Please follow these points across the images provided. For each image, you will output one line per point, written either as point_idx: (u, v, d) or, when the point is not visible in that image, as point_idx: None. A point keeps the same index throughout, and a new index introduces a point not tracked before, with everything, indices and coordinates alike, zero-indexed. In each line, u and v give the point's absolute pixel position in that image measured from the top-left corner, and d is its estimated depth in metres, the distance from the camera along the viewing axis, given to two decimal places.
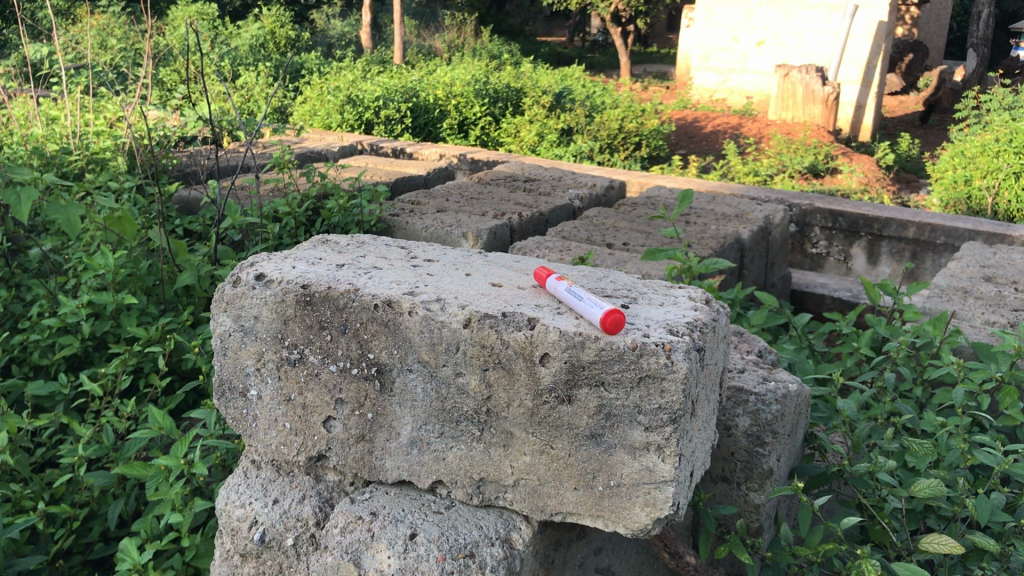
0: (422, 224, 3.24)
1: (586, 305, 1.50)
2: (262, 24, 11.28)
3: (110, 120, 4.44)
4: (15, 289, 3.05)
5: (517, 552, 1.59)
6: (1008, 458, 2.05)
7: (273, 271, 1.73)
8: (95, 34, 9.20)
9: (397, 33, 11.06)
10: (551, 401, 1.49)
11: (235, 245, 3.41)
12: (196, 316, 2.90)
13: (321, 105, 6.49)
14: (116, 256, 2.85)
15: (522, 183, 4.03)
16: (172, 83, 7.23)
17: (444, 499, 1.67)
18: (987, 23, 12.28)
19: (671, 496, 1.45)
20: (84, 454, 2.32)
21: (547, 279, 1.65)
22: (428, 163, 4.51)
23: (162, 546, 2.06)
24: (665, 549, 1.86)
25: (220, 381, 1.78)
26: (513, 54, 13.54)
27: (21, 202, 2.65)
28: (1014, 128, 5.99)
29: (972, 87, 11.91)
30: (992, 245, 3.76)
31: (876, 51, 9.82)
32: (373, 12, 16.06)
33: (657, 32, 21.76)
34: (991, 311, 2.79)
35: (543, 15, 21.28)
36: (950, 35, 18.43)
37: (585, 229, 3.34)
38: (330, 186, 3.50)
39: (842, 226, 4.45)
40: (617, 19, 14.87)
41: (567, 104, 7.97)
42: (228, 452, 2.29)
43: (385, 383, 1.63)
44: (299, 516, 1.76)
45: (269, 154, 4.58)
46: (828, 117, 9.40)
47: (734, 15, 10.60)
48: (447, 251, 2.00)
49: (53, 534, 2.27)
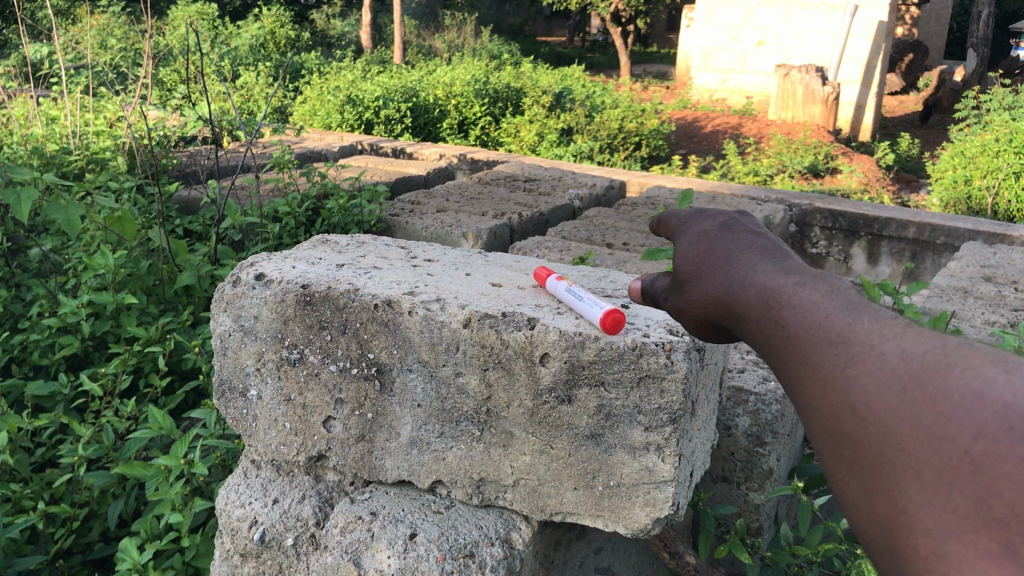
0: (422, 224, 3.23)
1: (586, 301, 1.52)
2: (262, 24, 11.31)
3: (110, 120, 4.45)
4: (15, 290, 3.06)
5: (516, 552, 1.59)
6: None
7: (273, 271, 1.73)
8: (95, 34, 9.22)
9: (397, 33, 11.06)
10: (551, 400, 1.49)
11: (235, 245, 3.42)
12: (196, 316, 2.90)
13: (321, 105, 6.50)
14: (116, 256, 2.84)
15: (522, 183, 4.03)
16: (172, 83, 7.23)
17: (444, 499, 1.67)
18: (987, 23, 12.26)
19: (671, 496, 1.45)
20: (84, 454, 2.31)
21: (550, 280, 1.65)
22: (428, 163, 4.51)
23: (162, 546, 2.06)
24: (665, 549, 1.86)
25: (220, 381, 1.79)
26: (514, 54, 13.54)
27: (21, 202, 2.64)
28: (1014, 128, 6.00)
29: (972, 87, 11.92)
30: (992, 245, 3.76)
31: (876, 51, 9.83)
32: (374, 13, 16.10)
33: (657, 31, 21.78)
34: (992, 311, 2.79)
35: (544, 14, 21.27)
36: (950, 35, 18.38)
37: (585, 230, 3.34)
38: (330, 186, 3.50)
39: (842, 226, 4.44)
40: (618, 19, 14.86)
41: (567, 104, 7.98)
42: (228, 451, 2.30)
43: (385, 383, 1.63)
44: (299, 516, 1.76)
45: (269, 154, 4.59)
46: (828, 117, 9.40)
47: (733, 15, 10.60)
48: (447, 251, 2.00)
49: (53, 534, 2.26)
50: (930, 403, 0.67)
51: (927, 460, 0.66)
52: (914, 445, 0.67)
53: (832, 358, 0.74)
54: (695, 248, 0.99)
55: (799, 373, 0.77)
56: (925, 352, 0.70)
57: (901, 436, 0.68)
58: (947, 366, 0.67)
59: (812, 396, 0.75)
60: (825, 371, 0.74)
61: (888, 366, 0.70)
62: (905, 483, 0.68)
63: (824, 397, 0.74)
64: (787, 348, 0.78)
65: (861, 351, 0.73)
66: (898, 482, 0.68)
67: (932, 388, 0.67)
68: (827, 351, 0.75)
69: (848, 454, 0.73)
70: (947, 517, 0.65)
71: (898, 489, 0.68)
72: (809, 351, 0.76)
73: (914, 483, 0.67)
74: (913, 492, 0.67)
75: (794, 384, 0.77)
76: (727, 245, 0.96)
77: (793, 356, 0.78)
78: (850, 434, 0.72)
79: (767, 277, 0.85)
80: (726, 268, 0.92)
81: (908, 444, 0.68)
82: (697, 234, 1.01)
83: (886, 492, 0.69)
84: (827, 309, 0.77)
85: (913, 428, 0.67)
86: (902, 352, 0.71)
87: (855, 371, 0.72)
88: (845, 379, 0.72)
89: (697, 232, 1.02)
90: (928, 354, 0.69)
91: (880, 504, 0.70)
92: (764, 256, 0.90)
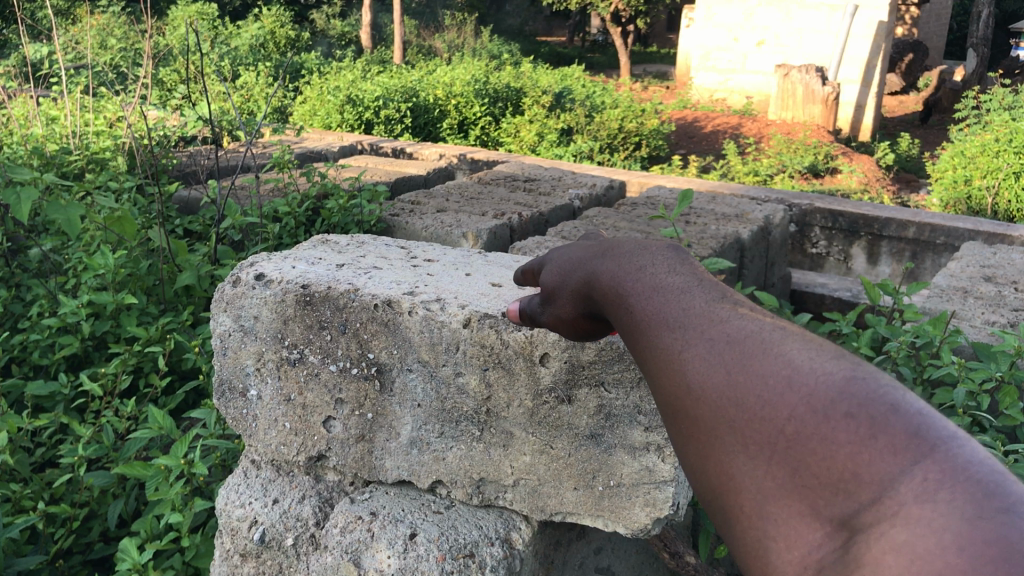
0: (422, 224, 3.23)
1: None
2: (262, 24, 11.31)
3: (109, 120, 4.44)
4: (15, 290, 3.06)
5: (516, 552, 1.59)
6: (1007, 458, 2.05)
7: (273, 271, 1.73)
8: (95, 34, 9.21)
9: (398, 33, 11.06)
10: (551, 400, 1.49)
11: (235, 245, 3.42)
12: (196, 316, 2.90)
13: (321, 105, 6.50)
14: (116, 256, 2.84)
15: (522, 183, 4.03)
16: (172, 83, 7.22)
17: (443, 499, 1.68)
18: (987, 23, 12.25)
19: (671, 496, 1.45)
20: (83, 454, 2.31)
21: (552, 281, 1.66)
22: (428, 163, 4.51)
23: (162, 546, 2.06)
24: (665, 548, 1.87)
25: (220, 381, 1.79)
26: (514, 54, 13.52)
27: (21, 201, 2.65)
28: (1014, 128, 6.00)
29: (972, 87, 11.91)
30: (991, 245, 3.76)
31: (875, 51, 9.83)
32: (374, 13, 16.08)
33: (657, 31, 21.78)
34: (992, 311, 2.79)
35: (544, 14, 21.27)
36: (950, 35, 18.37)
37: (585, 229, 3.34)
38: (330, 186, 3.50)
39: (842, 226, 4.45)
40: (618, 19, 14.85)
41: (566, 104, 7.99)
42: (228, 452, 2.30)
43: (385, 383, 1.63)
44: (299, 516, 1.76)
45: (269, 154, 4.59)
46: (828, 117, 9.41)
47: (733, 15, 10.61)
48: (447, 251, 2.00)
49: (53, 534, 2.26)
50: (749, 384, 0.78)
51: (750, 434, 0.76)
52: (738, 422, 0.77)
53: (674, 344, 0.86)
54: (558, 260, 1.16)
55: (649, 359, 0.88)
56: (746, 339, 0.81)
57: (727, 413, 0.79)
58: (765, 352, 0.79)
59: (658, 378, 0.86)
60: (670, 356, 0.86)
61: (716, 350, 0.82)
62: (733, 455, 0.78)
63: (668, 378, 0.85)
64: (641, 337, 0.91)
65: (695, 339, 0.85)
66: (727, 455, 0.78)
67: (751, 370, 0.78)
68: (670, 337, 0.87)
69: (688, 429, 0.83)
70: (769, 485, 0.75)
71: (729, 461, 0.78)
72: (657, 340, 0.88)
73: (740, 455, 0.77)
74: (741, 464, 0.77)
75: (647, 370, 0.89)
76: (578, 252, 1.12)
77: (645, 343, 0.90)
78: (687, 410, 0.83)
79: (620, 274, 0.99)
80: (585, 266, 1.07)
81: (734, 420, 0.78)
82: (559, 249, 1.17)
83: (717, 462, 0.80)
84: (670, 303, 0.90)
85: (737, 407, 0.78)
86: (726, 337, 0.82)
87: (692, 356, 0.84)
88: (684, 363, 0.84)
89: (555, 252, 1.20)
90: (751, 341, 0.80)
91: (717, 472, 0.80)
92: (610, 252, 1.04)
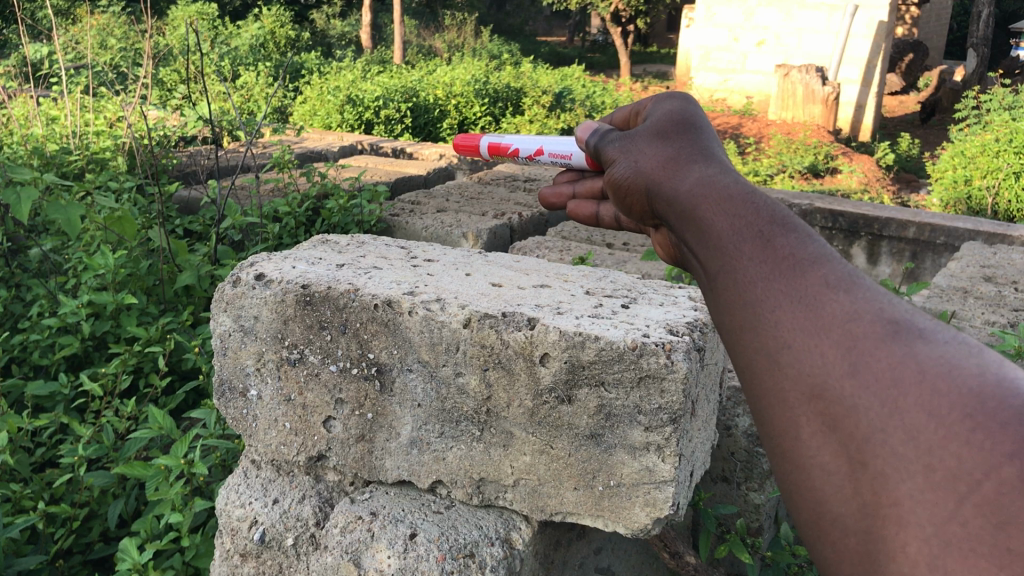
0: (422, 224, 3.23)
1: (553, 146, 1.45)
2: (262, 24, 11.33)
3: (109, 120, 4.46)
4: (15, 290, 3.07)
5: (516, 552, 1.59)
6: None
7: (273, 271, 1.73)
8: (95, 34, 9.22)
9: (398, 33, 11.05)
10: (551, 401, 1.49)
11: (235, 245, 3.43)
12: (196, 316, 2.91)
13: (321, 105, 6.51)
14: (116, 256, 2.83)
15: (521, 184, 4.04)
16: (172, 83, 7.23)
17: (444, 499, 1.68)
18: (987, 22, 12.18)
19: (671, 496, 1.45)
20: (83, 454, 2.31)
21: (493, 146, 1.61)
22: (428, 163, 4.52)
23: (162, 546, 2.06)
24: (665, 548, 1.87)
25: (220, 381, 1.79)
26: (513, 54, 13.46)
27: (21, 202, 2.65)
28: (1014, 128, 5.98)
29: (972, 87, 11.91)
30: (991, 245, 3.76)
31: (876, 51, 9.82)
32: (374, 14, 16.09)
33: (657, 32, 21.83)
34: (992, 311, 2.78)
35: (543, 14, 21.29)
36: (949, 36, 18.30)
37: (584, 230, 3.40)
38: (330, 186, 3.50)
39: (842, 226, 4.45)
40: (618, 19, 14.82)
41: (566, 105, 8.06)
42: (228, 452, 2.30)
43: (385, 383, 1.63)
44: (299, 516, 1.77)
45: (269, 154, 4.60)
46: (828, 117, 9.41)
47: (733, 16, 10.60)
48: (447, 251, 2.00)
49: (53, 534, 2.26)
50: (953, 395, 0.56)
51: (939, 459, 0.55)
52: (928, 439, 0.56)
53: (832, 305, 0.63)
54: (672, 126, 0.92)
55: (774, 314, 0.65)
56: (949, 342, 0.60)
57: (900, 433, 0.57)
58: (980, 364, 0.58)
59: (784, 344, 0.64)
60: (817, 316, 0.63)
61: (904, 342, 0.60)
62: (898, 480, 0.57)
63: (807, 351, 0.63)
64: (761, 274, 0.67)
65: (866, 309, 0.63)
66: (888, 471, 0.57)
67: (956, 378, 0.57)
68: (828, 295, 0.64)
69: (820, 425, 0.61)
70: (951, 532, 0.54)
71: (888, 481, 0.57)
72: (800, 290, 0.65)
73: (915, 482, 0.56)
74: (909, 493, 0.56)
75: (762, 331, 0.65)
76: (699, 137, 0.88)
77: (765, 289, 0.66)
78: (825, 402, 0.61)
79: (745, 185, 0.76)
80: (697, 152, 0.85)
81: (909, 445, 0.57)
82: (689, 123, 0.92)
83: (869, 479, 0.58)
84: (825, 249, 0.68)
85: (929, 417, 0.56)
86: (915, 331, 0.61)
87: (866, 330, 0.61)
88: (848, 336, 0.61)
89: (677, 110, 0.96)
90: (956, 348, 0.59)
91: (862, 488, 0.59)
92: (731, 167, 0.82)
